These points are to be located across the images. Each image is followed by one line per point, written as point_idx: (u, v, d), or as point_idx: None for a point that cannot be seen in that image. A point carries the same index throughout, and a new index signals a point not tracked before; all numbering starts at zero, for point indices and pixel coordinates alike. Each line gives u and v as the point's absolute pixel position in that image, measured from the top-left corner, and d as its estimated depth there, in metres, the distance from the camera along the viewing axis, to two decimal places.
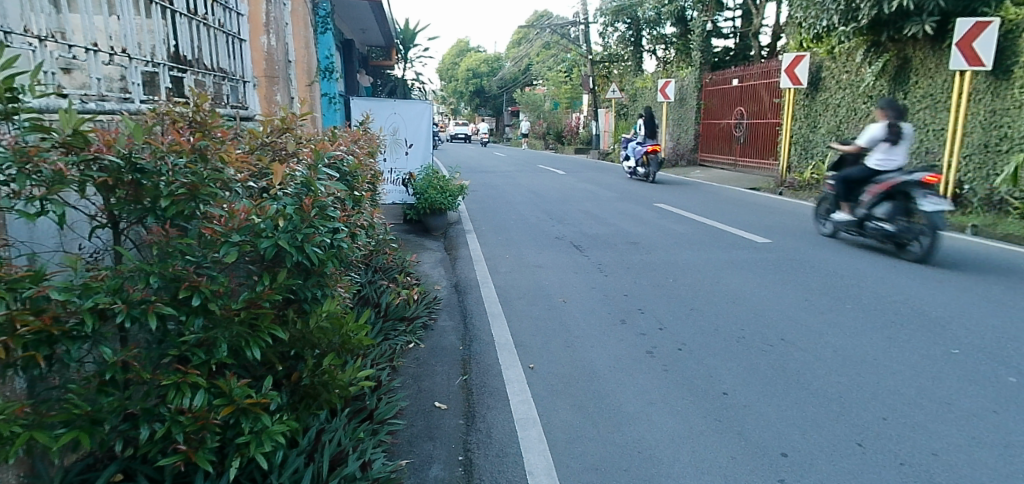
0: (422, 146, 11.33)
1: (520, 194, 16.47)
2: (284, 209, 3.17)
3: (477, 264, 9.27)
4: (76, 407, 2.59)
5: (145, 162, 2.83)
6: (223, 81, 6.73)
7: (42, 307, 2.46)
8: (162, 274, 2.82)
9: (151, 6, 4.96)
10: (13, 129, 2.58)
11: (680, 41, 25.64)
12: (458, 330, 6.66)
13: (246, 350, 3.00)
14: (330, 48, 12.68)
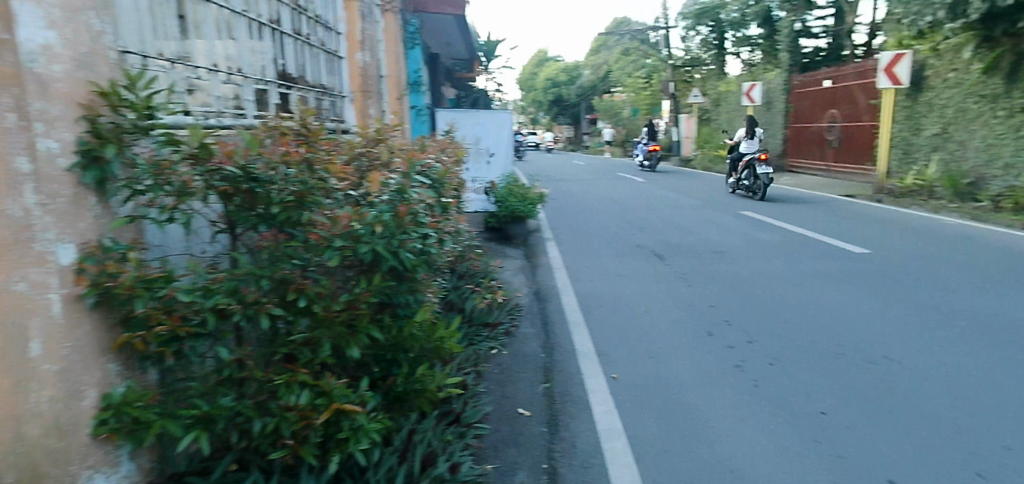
0: (504, 156, 11.72)
1: (600, 202, 16.38)
2: (380, 216, 3.23)
3: (558, 272, 9.30)
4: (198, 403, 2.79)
5: (259, 172, 3.05)
6: (324, 96, 7.14)
7: (172, 306, 2.65)
8: (273, 277, 2.99)
9: (263, 29, 5.36)
10: (151, 143, 2.82)
11: (768, 43, 24.83)
12: (540, 339, 6.65)
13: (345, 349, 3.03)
14: (417, 62, 13.17)
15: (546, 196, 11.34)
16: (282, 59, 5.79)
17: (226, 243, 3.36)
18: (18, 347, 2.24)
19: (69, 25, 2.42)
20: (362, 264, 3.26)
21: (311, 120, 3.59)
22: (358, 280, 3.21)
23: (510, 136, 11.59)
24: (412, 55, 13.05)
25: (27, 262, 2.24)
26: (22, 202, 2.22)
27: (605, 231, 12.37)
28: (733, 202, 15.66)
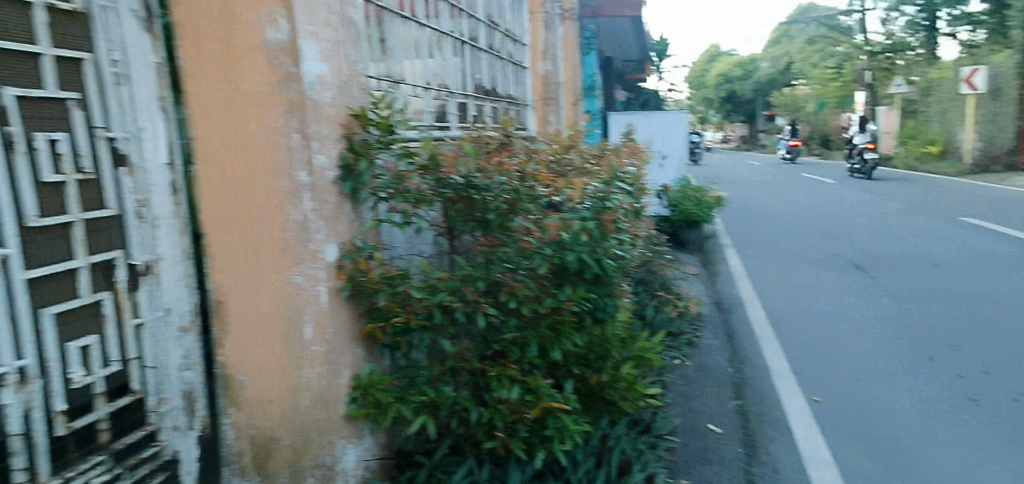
0: (677, 158, 11.13)
1: (788, 205, 15.14)
2: (585, 224, 3.00)
3: (741, 281, 8.71)
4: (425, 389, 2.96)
5: (478, 180, 3.05)
6: (510, 106, 7.42)
7: (406, 300, 2.84)
8: (487, 278, 2.92)
9: (464, 46, 5.74)
10: (390, 155, 3.09)
11: (998, 21, 21.36)
12: (726, 351, 6.25)
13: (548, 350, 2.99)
14: (592, 68, 13.05)
15: (724, 200, 10.70)
16: (478, 73, 6.12)
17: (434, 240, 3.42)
18: (295, 330, 2.65)
19: (335, 54, 2.77)
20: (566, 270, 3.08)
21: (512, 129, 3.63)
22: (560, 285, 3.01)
23: (685, 138, 10.89)
24: (589, 58, 12.94)
25: (304, 259, 2.64)
26: (302, 210, 2.62)
27: (798, 237, 11.35)
28: (949, 207, 13.60)
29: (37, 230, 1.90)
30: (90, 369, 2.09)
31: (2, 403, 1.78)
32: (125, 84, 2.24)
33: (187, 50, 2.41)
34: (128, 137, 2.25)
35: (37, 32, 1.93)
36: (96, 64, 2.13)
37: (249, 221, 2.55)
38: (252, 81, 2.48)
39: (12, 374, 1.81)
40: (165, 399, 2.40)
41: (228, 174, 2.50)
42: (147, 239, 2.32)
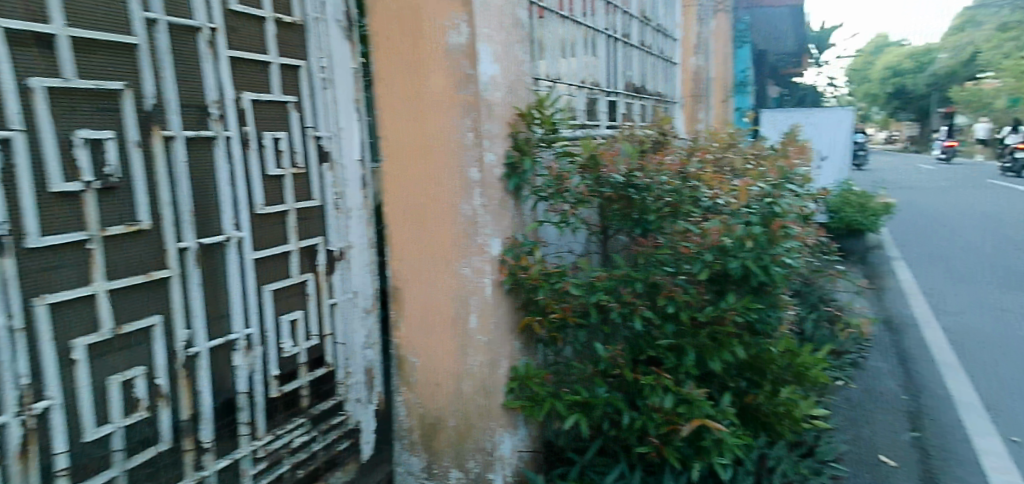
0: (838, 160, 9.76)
1: (976, 215, 13.17)
2: (750, 229, 2.61)
3: (918, 298, 7.65)
4: (579, 389, 2.72)
5: (638, 179, 2.78)
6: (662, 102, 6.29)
7: (564, 297, 2.65)
8: (645, 281, 2.64)
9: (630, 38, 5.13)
10: (551, 154, 2.82)
11: None
12: (900, 377, 5.46)
13: (707, 361, 2.63)
14: (744, 59, 11.08)
15: (893, 210, 8.90)
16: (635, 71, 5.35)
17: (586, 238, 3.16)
18: (462, 319, 2.70)
19: (510, 57, 2.68)
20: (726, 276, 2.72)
21: (668, 127, 3.37)
22: (721, 292, 2.72)
23: (849, 138, 9.48)
24: (737, 49, 10.96)
25: (471, 251, 2.65)
26: (472, 204, 2.62)
27: (990, 251, 9.82)
28: None
29: (261, 217, 2.20)
30: (297, 341, 2.37)
31: (235, 365, 2.10)
32: (330, 88, 2.50)
33: (379, 58, 2.68)
34: (330, 136, 2.52)
35: (267, 45, 2.24)
36: (308, 70, 2.42)
37: (426, 213, 2.70)
38: (435, 83, 2.60)
39: (240, 340, 2.11)
40: (351, 373, 2.65)
41: (409, 169, 2.71)
42: (343, 227, 2.57)
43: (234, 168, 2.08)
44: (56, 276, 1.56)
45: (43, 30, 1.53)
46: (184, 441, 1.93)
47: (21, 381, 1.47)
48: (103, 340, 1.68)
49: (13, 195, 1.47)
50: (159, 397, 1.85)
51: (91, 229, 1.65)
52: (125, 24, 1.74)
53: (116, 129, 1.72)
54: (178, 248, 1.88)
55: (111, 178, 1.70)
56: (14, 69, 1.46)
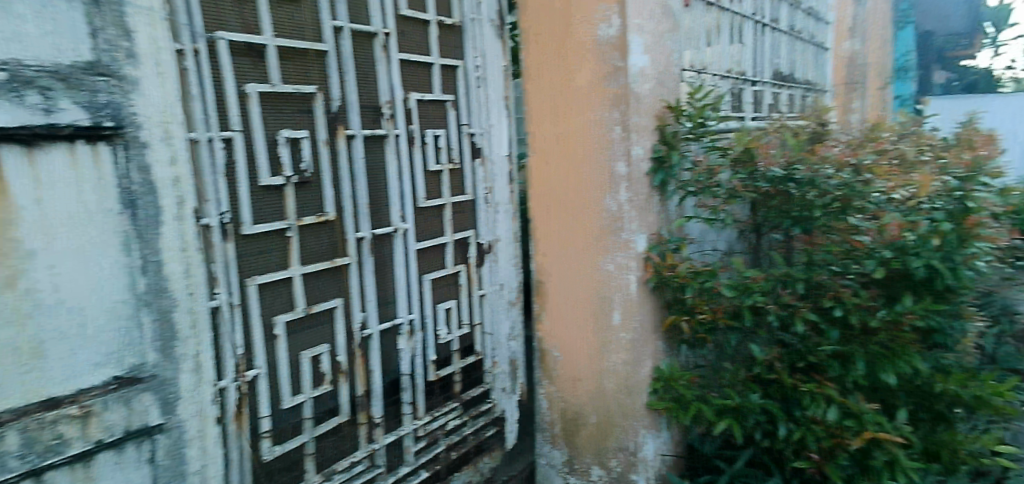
0: None
1: None
2: (938, 224, 2.22)
3: None
4: (729, 395, 2.58)
5: (800, 173, 2.51)
6: (807, 94, 5.12)
7: (715, 298, 2.52)
8: (806, 281, 2.44)
9: (778, 17, 4.55)
10: (700, 148, 2.65)
11: None
12: None
13: (879, 373, 2.32)
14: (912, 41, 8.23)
15: None
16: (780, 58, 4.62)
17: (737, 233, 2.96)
18: (605, 315, 2.67)
19: (662, 48, 2.61)
20: (903, 278, 2.35)
21: (827, 117, 3.10)
22: (898, 296, 2.35)
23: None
24: None
25: (616, 247, 2.61)
26: (617, 198, 2.58)
27: None
28: None
29: (422, 210, 2.34)
30: (451, 329, 2.49)
31: (399, 348, 2.25)
32: (483, 86, 2.58)
33: (528, 55, 2.72)
34: (482, 132, 2.61)
35: (430, 46, 2.36)
36: (465, 70, 2.53)
37: (570, 207, 2.71)
38: (583, 77, 2.59)
39: (405, 325, 2.26)
40: (497, 363, 2.73)
41: (555, 164, 2.72)
42: (491, 221, 2.65)
43: (402, 164, 2.22)
44: (262, 260, 1.79)
45: (256, 41, 1.76)
46: (359, 415, 2.11)
47: (238, 351, 1.73)
48: (298, 318, 1.90)
49: (233, 188, 1.71)
50: (340, 373, 2.04)
51: (290, 219, 1.86)
52: (317, 33, 1.93)
53: (310, 129, 1.92)
54: (356, 238, 2.05)
55: (305, 173, 1.90)
56: (236, 78, 1.72)
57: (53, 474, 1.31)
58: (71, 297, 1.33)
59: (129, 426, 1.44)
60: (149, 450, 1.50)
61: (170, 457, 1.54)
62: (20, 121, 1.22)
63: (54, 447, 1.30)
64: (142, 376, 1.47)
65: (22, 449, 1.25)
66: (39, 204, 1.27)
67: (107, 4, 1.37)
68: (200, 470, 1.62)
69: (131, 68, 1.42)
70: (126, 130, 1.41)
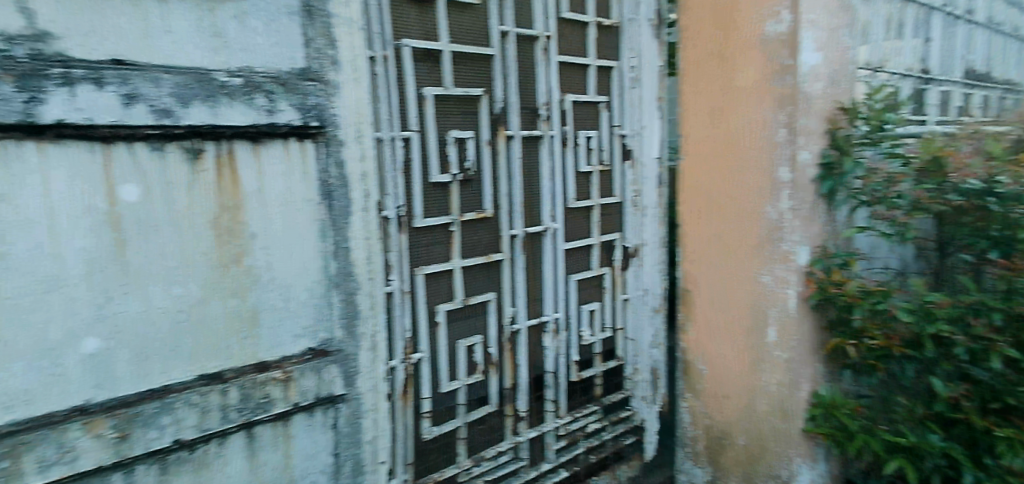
0: None
1: None
2: None
3: None
4: (904, 433, 2.31)
5: (1004, 186, 2.09)
6: None
7: (889, 322, 2.25)
8: (1005, 311, 2.05)
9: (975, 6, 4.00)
10: (876, 153, 2.35)
11: None
12: None
13: None
14: None
15: None
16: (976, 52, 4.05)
17: (916, 250, 2.46)
18: (759, 331, 2.53)
19: (840, 42, 2.37)
20: None
21: None
22: None
23: None
24: None
25: (774, 258, 2.46)
26: (778, 206, 2.43)
27: None
28: None
29: (571, 211, 2.36)
30: (595, 331, 2.50)
31: (545, 346, 2.30)
32: (637, 87, 2.55)
33: (686, 55, 2.65)
34: (634, 134, 2.58)
35: (587, 48, 2.37)
36: (620, 71, 2.52)
37: (724, 215, 2.60)
38: (745, 78, 2.47)
39: (551, 323, 2.29)
40: (639, 370, 2.69)
41: (710, 170, 2.62)
42: (638, 224, 2.61)
43: (555, 164, 2.26)
44: (428, 251, 1.92)
45: (433, 47, 1.88)
46: (506, 407, 2.19)
47: (406, 334, 1.88)
48: (457, 307, 2.01)
49: (408, 184, 1.86)
50: (491, 364, 2.13)
51: (453, 214, 1.96)
52: (486, 39, 2.02)
53: (474, 129, 2.02)
54: (510, 235, 2.12)
55: (469, 171, 2.00)
56: (416, 82, 1.86)
57: (259, 427, 1.57)
58: (279, 272, 1.58)
59: (318, 393, 1.67)
60: (333, 417, 1.71)
61: (350, 425, 1.75)
62: (250, 120, 1.49)
63: (263, 404, 1.57)
64: (330, 349, 1.69)
65: (239, 404, 1.53)
66: (261, 191, 1.54)
67: (318, 17, 1.60)
68: (372, 440, 1.80)
69: (334, 73, 1.63)
70: (328, 129, 1.63)
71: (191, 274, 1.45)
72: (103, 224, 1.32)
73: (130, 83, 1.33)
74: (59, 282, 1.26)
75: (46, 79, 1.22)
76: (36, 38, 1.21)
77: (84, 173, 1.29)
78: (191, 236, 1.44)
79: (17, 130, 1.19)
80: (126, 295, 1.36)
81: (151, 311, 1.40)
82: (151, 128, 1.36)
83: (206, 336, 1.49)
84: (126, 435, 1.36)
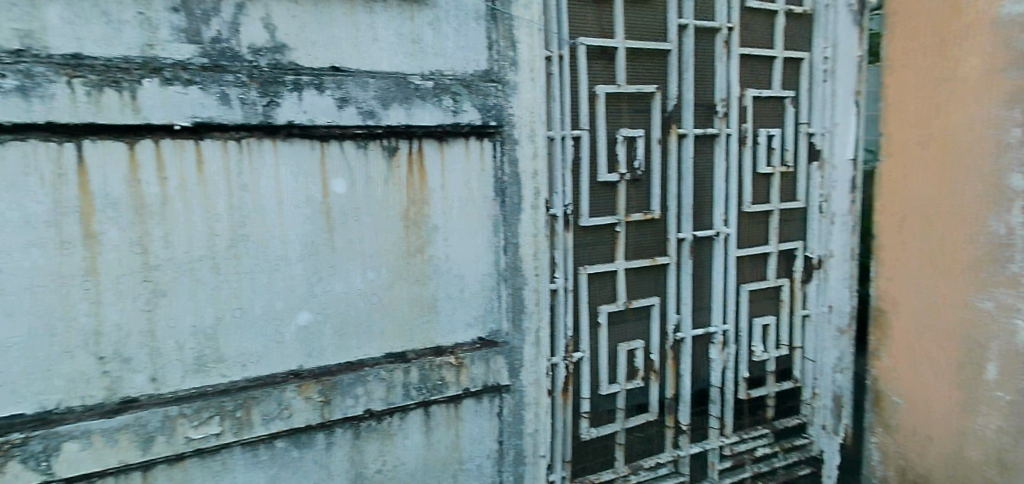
0: None
1: None
2: None
3: None
4: None
5: None
6: None
7: None
8: None
9: None
10: None
11: None
12: None
13: None
14: None
15: None
16: None
17: None
18: (975, 365, 2.14)
19: None
20: None
21: None
22: None
23: None
24: None
25: (999, 281, 2.07)
26: (1007, 218, 2.04)
27: None
28: None
29: (746, 215, 2.21)
30: (768, 348, 2.32)
31: (710, 358, 2.18)
32: (830, 80, 2.33)
33: (890, 39, 2.29)
34: (824, 133, 2.36)
35: (773, 40, 2.21)
36: (811, 64, 2.31)
37: (933, 225, 2.22)
38: (969, 65, 2.09)
39: (718, 335, 2.17)
40: (819, 395, 2.45)
41: (916, 172, 2.25)
42: (825, 233, 2.38)
43: (730, 165, 2.13)
44: (593, 251, 1.92)
45: (609, 44, 1.87)
46: (667, 418, 2.11)
47: (568, 332, 1.89)
48: (618, 310, 1.98)
49: (576, 183, 1.87)
50: (652, 371, 2.07)
51: (619, 214, 1.94)
52: (663, 33, 1.97)
53: (645, 128, 1.97)
54: (677, 238, 2.05)
55: (637, 171, 1.96)
56: (589, 80, 1.86)
57: (435, 406, 1.70)
58: (456, 264, 1.68)
59: (486, 381, 1.74)
60: (498, 405, 1.79)
61: (513, 415, 1.80)
62: (438, 121, 1.60)
63: (438, 386, 1.68)
64: (497, 340, 1.77)
65: (419, 383, 1.66)
66: (444, 189, 1.65)
67: (501, 19, 1.67)
68: (533, 433, 1.84)
69: (513, 74, 1.69)
70: (505, 128, 1.69)
71: (384, 261, 1.60)
72: (318, 214, 1.52)
73: (344, 87, 1.50)
74: (282, 263, 1.50)
75: (282, 86, 1.44)
76: (276, 49, 1.44)
77: (305, 167, 1.50)
78: (384, 225, 1.59)
79: (258, 130, 1.44)
80: (332, 276, 1.56)
81: (351, 292, 1.58)
82: (357, 127, 1.53)
83: (390, 317, 1.64)
84: (328, 400, 1.56)
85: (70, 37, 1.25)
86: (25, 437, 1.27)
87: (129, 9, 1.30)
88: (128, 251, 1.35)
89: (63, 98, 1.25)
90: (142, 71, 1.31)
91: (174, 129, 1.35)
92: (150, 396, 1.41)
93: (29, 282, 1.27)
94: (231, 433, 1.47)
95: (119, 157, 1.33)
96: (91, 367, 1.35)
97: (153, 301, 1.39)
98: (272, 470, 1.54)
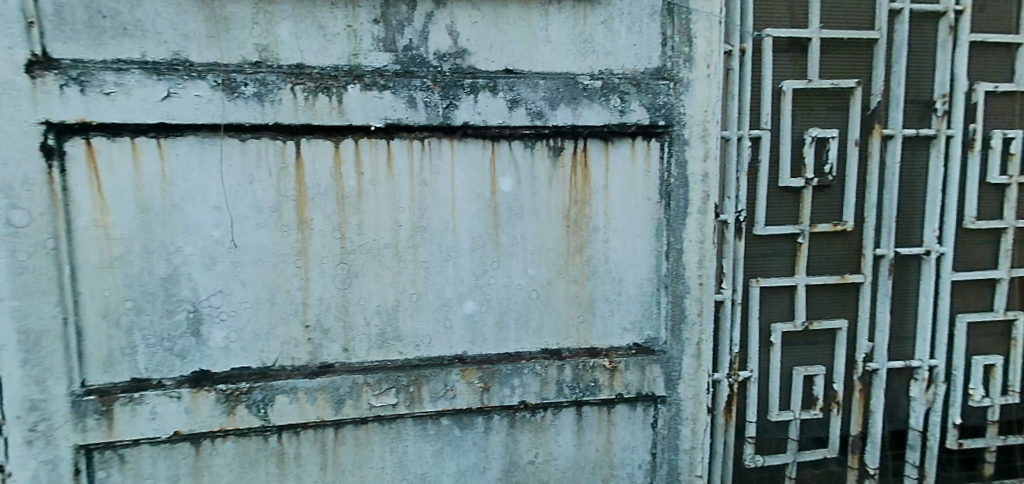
0: None
1: None
2: None
3: None
4: None
5: None
6: None
7: None
8: None
9: None
10: None
11: None
12: None
13: None
14: None
15: None
16: None
17: None
18: None
19: None
20: None
21: None
22: None
23: None
24: None
25: None
26: None
27: None
28: None
29: (968, 232, 1.87)
30: (992, 394, 1.92)
31: (911, 396, 1.88)
32: None
33: None
34: None
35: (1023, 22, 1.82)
36: None
37: None
38: None
39: (923, 370, 1.85)
40: None
41: None
42: None
43: (952, 172, 1.80)
44: (767, 263, 1.78)
45: (801, 36, 1.69)
46: (850, 457, 1.87)
47: (734, 348, 1.75)
48: (796, 330, 1.79)
49: (752, 188, 1.73)
50: (835, 402, 1.83)
51: (803, 224, 1.74)
52: (869, 24, 1.74)
53: (839, 129, 1.76)
54: (874, 255, 1.78)
55: (828, 176, 1.74)
56: (775, 76, 1.71)
57: (586, 406, 1.69)
58: (616, 266, 1.66)
59: (641, 389, 1.70)
60: (652, 416, 1.73)
61: (669, 428, 1.73)
62: (604, 121, 1.58)
63: (591, 387, 1.67)
64: (655, 349, 1.70)
65: (572, 382, 1.67)
66: (608, 189, 1.63)
67: (678, 13, 1.59)
68: (691, 450, 1.75)
69: (687, 71, 1.61)
70: (674, 128, 1.62)
71: (544, 259, 1.63)
72: (486, 210, 1.60)
73: (515, 89, 1.55)
74: (454, 255, 1.60)
75: (460, 88, 1.53)
76: (457, 54, 1.53)
77: (478, 166, 1.58)
78: (546, 224, 1.62)
79: (439, 130, 1.54)
80: (496, 271, 1.62)
81: (512, 287, 1.64)
82: (526, 128, 1.57)
83: (545, 313, 1.66)
84: (487, 387, 1.63)
85: (294, 50, 1.47)
86: (250, 386, 1.53)
87: (340, 23, 1.48)
88: (330, 237, 1.55)
89: (289, 102, 1.46)
90: (347, 78, 1.48)
91: (370, 129, 1.51)
92: (344, 363, 1.60)
93: (259, 257, 1.52)
94: (405, 405, 1.61)
95: (326, 154, 1.51)
96: (299, 333, 1.57)
97: (348, 280, 1.57)
98: (436, 445, 1.66)
